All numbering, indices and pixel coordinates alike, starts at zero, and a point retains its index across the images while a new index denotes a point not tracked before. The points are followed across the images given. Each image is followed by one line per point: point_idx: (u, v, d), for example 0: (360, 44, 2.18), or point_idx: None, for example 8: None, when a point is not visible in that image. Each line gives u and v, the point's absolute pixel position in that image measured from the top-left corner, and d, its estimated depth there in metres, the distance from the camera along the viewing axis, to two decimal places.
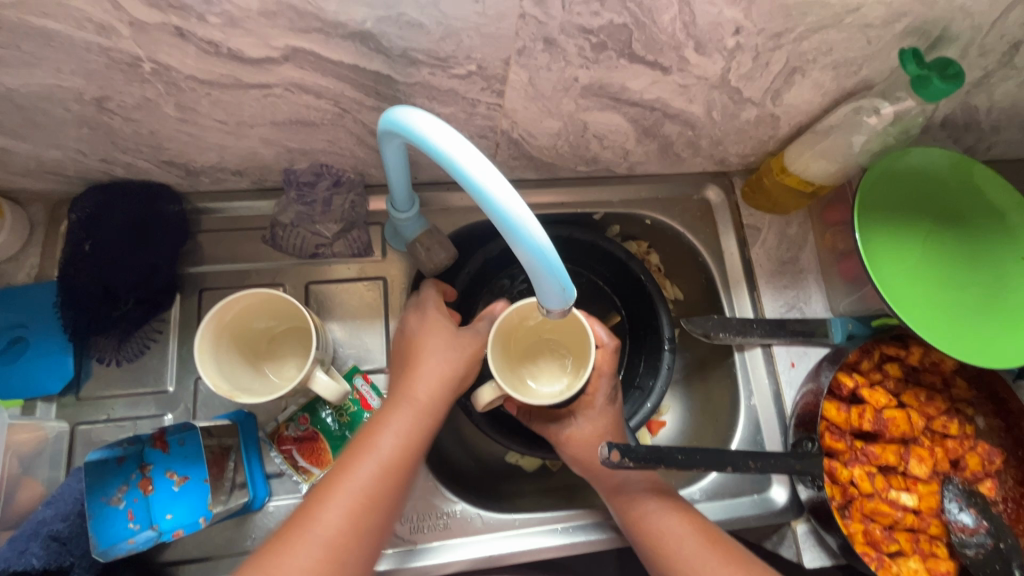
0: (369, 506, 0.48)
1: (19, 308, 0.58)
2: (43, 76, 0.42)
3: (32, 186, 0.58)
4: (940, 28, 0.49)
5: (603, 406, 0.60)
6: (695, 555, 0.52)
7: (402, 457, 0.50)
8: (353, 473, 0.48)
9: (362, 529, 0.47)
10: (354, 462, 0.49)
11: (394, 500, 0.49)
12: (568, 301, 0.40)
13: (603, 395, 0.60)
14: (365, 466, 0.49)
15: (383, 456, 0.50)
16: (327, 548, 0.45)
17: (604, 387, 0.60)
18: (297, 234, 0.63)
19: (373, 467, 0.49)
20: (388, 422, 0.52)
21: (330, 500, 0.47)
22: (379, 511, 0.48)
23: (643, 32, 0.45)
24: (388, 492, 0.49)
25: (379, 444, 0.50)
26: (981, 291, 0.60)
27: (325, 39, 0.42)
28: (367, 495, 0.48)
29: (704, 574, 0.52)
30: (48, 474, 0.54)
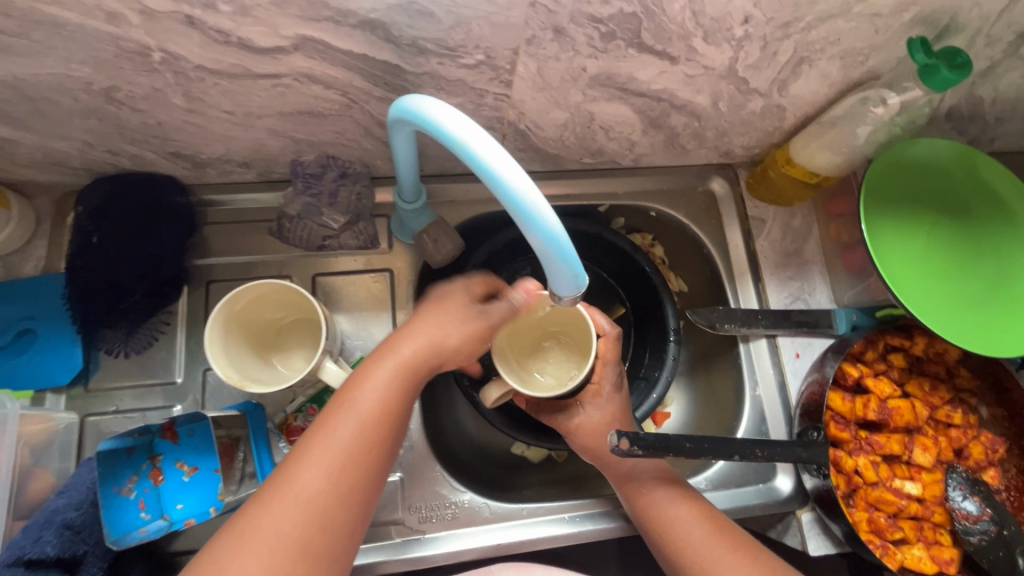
0: (347, 466, 0.44)
1: (26, 300, 0.58)
2: (52, 65, 0.42)
3: (38, 178, 0.58)
4: (947, 17, 0.50)
5: (609, 393, 0.60)
6: (703, 543, 0.52)
7: (382, 415, 0.46)
8: (328, 432, 0.44)
9: (340, 491, 0.43)
10: (330, 421, 0.45)
11: (377, 461, 0.45)
12: (580, 288, 0.40)
13: (609, 383, 0.60)
14: (342, 424, 0.45)
15: (360, 413, 0.46)
16: (302, 512, 0.42)
17: (610, 374, 0.60)
18: (303, 226, 0.62)
19: (349, 425, 0.45)
20: (369, 375, 0.47)
21: (303, 461, 0.44)
22: (358, 474, 0.44)
23: (652, 21, 0.45)
24: (370, 452, 0.45)
25: (356, 401, 0.46)
26: (986, 281, 0.60)
27: (335, 28, 0.42)
28: (345, 454, 0.44)
29: (712, 563, 0.52)
30: (58, 465, 0.54)
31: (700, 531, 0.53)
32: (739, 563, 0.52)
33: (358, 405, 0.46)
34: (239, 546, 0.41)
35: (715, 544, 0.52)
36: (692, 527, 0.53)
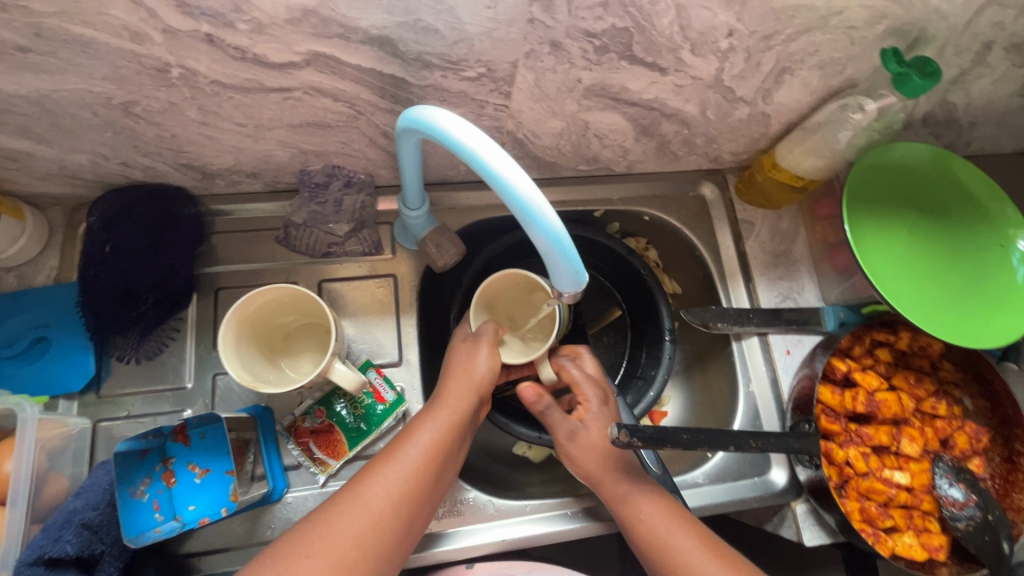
0: (406, 490, 0.50)
1: (39, 309, 0.59)
2: (75, 81, 0.44)
3: (52, 191, 0.60)
4: (918, 29, 0.53)
5: (598, 410, 0.62)
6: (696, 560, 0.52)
7: (439, 447, 0.53)
8: (393, 457, 0.52)
9: (397, 511, 0.49)
10: (396, 448, 0.53)
11: (430, 490, 0.52)
12: (580, 285, 0.42)
13: (595, 400, 0.62)
14: (406, 451, 0.52)
15: (424, 442, 0.53)
16: (364, 522, 0.48)
17: (589, 391, 0.62)
18: (309, 233, 0.65)
19: (413, 452, 0.52)
20: (428, 415, 0.55)
21: (372, 478, 0.50)
22: (414, 498, 0.50)
23: (642, 35, 0.48)
24: (426, 479, 0.51)
25: (420, 432, 0.53)
26: (964, 278, 0.63)
27: (345, 44, 0.44)
28: (407, 478, 0.51)
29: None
30: (71, 470, 0.55)
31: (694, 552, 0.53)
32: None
33: (420, 437, 0.53)
34: (305, 546, 0.45)
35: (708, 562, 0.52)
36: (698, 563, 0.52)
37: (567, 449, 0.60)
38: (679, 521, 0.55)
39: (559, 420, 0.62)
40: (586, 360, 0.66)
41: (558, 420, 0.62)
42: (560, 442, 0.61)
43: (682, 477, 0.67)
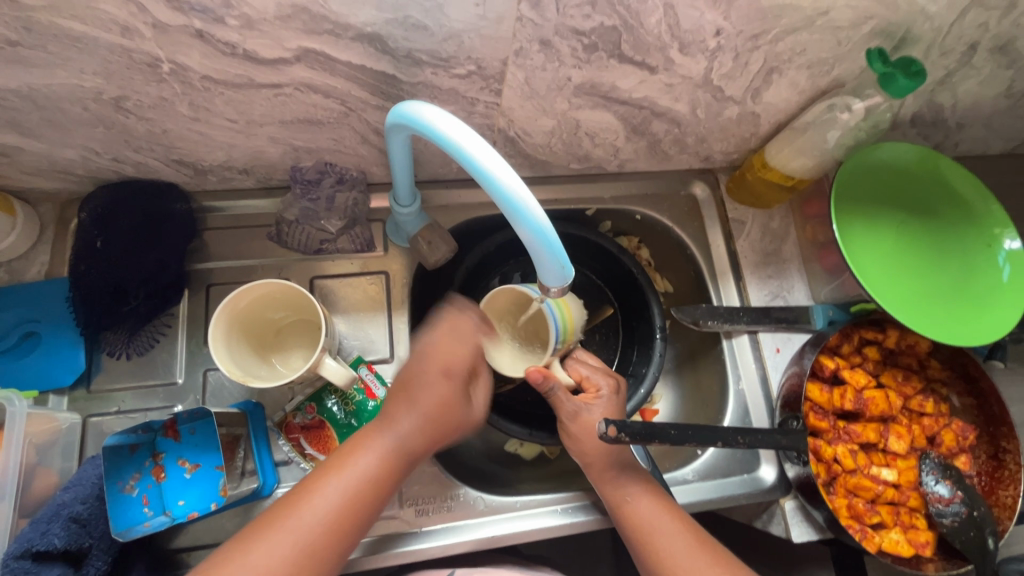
0: (331, 524, 0.48)
1: (29, 304, 0.59)
2: (65, 76, 0.44)
3: (43, 186, 0.60)
4: (903, 29, 0.53)
5: (608, 396, 0.61)
6: (686, 557, 0.52)
7: (373, 477, 0.51)
8: (320, 487, 0.49)
9: (319, 547, 0.47)
10: (328, 474, 0.50)
11: (361, 523, 0.50)
12: (567, 280, 0.42)
13: (608, 389, 0.62)
14: (336, 481, 0.50)
15: (357, 473, 0.50)
16: (281, 557, 0.46)
17: (602, 381, 0.62)
18: (302, 231, 0.65)
19: (343, 483, 0.49)
20: (368, 441, 0.52)
21: (296, 509, 0.48)
22: (338, 533, 0.48)
23: (631, 34, 0.49)
24: (356, 511, 0.49)
25: (355, 460, 0.51)
26: (948, 278, 0.64)
27: (335, 40, 0.45)
28: (334, 511, 0.48)
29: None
30: (61, 465, 0.55)
31: (684, 548, 0.53)
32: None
33: (355, 465, 0.50)
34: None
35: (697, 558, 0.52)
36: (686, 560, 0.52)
37: (567, 427, 0.60)
38: (673, 516, 0.55)
39: (565, 399, 0.60)
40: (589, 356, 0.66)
41: (563, 399, 0.60)
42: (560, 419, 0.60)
43: (671, 473, 0.68)
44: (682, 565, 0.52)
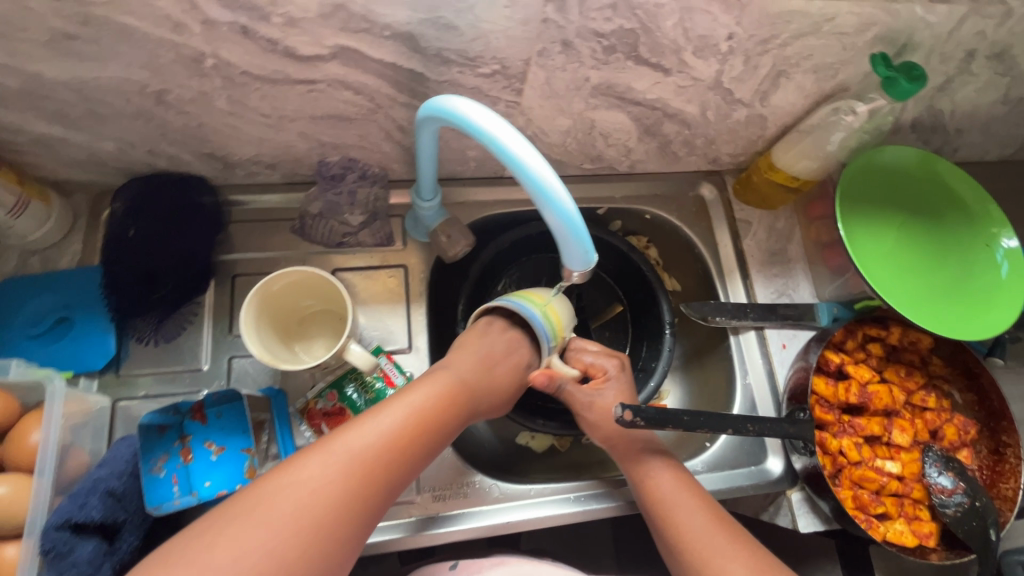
0: (388, 448, 0.47)
1: (62, 291, 0.61)
2: (114, 69, 0.47)
3: (78, 178, 0.62)
4: (904, 36, 0.56)
5: (617, 377, 0.63)
6: (705, 533, 0.53)
7: (430, 412, 0.50)
8: (377, 412, 0.49)
9: (376, 468, 0.46)
10: (384, 406, 0.50)
11: (414, 457, 0.48)
12: (589, 264, 0.45)
13: (615, 369, 0.63)
14: (393, 410, 0.49)
15: (414, 404, 0.50)
16: (334, 473, 0.44)
17: (608, 363, 0.64)
18: (324, 224, 0.67)
19: (399, 412, 0.49)
20: (422, 380, 0.53)
21: (350, 429, 0.47)
22: (395, 458, 0.47)
23: (648, 37, 0.51)
24: (411, 442, 0.48)
25: (411, 394, 0.51)
26: (950, 276, 0.66)
27: (370, 39, 0.47)
28: (390, 435, 0.47)
29: (714, 551, 0.52)
30: (91, 446, 0.57)
31: (703, 524, 0.54)
32: (738, 552, 0.52)
33: (411, 398, 0.51)
34: (273, 493, 0.42)
35: (715, 533, 0.53)
36: (702, 536, 0.53)
37: (584, 418, 0.62)
38: (693, 493, 0.56)
39: (577, 392, 0.62)
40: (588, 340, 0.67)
41: (575, 393, 0.61)
42: (577, 411, 0.62)
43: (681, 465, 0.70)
44: (701, 539, 0.53)
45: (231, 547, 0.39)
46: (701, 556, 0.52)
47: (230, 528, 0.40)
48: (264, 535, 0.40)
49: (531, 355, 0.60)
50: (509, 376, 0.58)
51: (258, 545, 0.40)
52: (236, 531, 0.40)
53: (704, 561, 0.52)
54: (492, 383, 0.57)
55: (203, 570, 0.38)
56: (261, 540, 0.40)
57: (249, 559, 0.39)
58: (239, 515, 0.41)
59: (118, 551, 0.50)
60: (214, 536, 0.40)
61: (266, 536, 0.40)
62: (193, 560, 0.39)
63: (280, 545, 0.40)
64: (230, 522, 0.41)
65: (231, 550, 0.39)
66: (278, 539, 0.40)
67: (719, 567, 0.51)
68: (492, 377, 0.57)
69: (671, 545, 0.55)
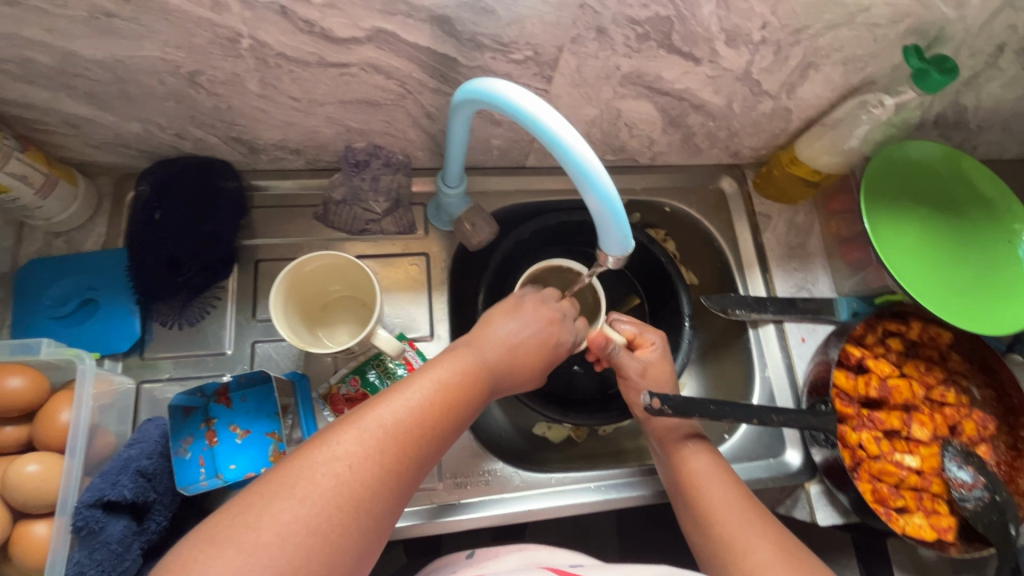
0: (420, 422, 0.46)
1: (87, 272, 0.61)
2: (150, 48, 0.47)
3: (103, 160, 0.62)
4: (936, 29, 0.56)
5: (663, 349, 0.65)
6: (732, 507, 0.54)
7: (458, 386, 0.50)
8: (403, 386, 0.48)
9: (407, 439, 0.45)
10: (409, 382, 0.49)
11: (444, 431, 0.48)
12: (627, 248, 0.46)
13: (661, 342, 0.65)
14: (420, 385, 0.48)
15: (440, 379, 0.50)
16: (371, 447, 0.43)
17: (655, 335, 0.65)
18: (348, 211, 0.67)
19: (427, 387, 0.49)
20: (444, 357, 0.53)
21: (380, 404, 0.46)
22: (425, 430, 0.46)
23: (682, 25, 0.52)
24: (440, 416, 0.48)
25: (436, 369, 0.50)
26: (973, 271, 0.66)
27: (406, 22, 0.47)
28: (420, 409, 0.47)
29: (741, 526, 0.53)
30: (117, 427, 0.57)
31: (729, 500, 0.55)
32: (766, 528, 0.53)
33: (437, 373, 0.50)
34: (311, 470, 0.41)
35: (742, 509, 0.54)
36: (731, 509, 0.54)
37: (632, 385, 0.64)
38: (718, 467, 0.58)
39: (626, 359, 0.64)
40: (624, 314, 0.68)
41: (626, 358, 0.64)
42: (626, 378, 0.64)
43: None
44: (726, 513, 0.54)
45: (276, 526, 0.37)
46: (729, 529, 0.53)
47: (272, 506, 0.38)
48: (308, 513, 0.38)
49: (564, 334, 0.60)
50: (533, 357, 0.57)
51: (303, 523, 0.38)
52: (278, 510, 0.38)
53: (731, 534, 0.52)
54: (520, 361, 0.56)
55: (248, 552, 0.36)
56: (305, 517, 0.38)
57: (295, 538, 0.37)
58: (281, 493, 0.39)
59: (147, 530, 0.50)
60: (256, 516, 0.38)
61: (311, 513, 0.38)
62: (237, 541, 0.36)
63: (325, 521, 0.39)
64: (271, 502, 0.39)
65: (277, 529, 0.37)
66: (321, 515, 0.39)
67: (748, 541, 0.51)
68: (517, 357, 0.56)
69: (697, 520, 0.55)
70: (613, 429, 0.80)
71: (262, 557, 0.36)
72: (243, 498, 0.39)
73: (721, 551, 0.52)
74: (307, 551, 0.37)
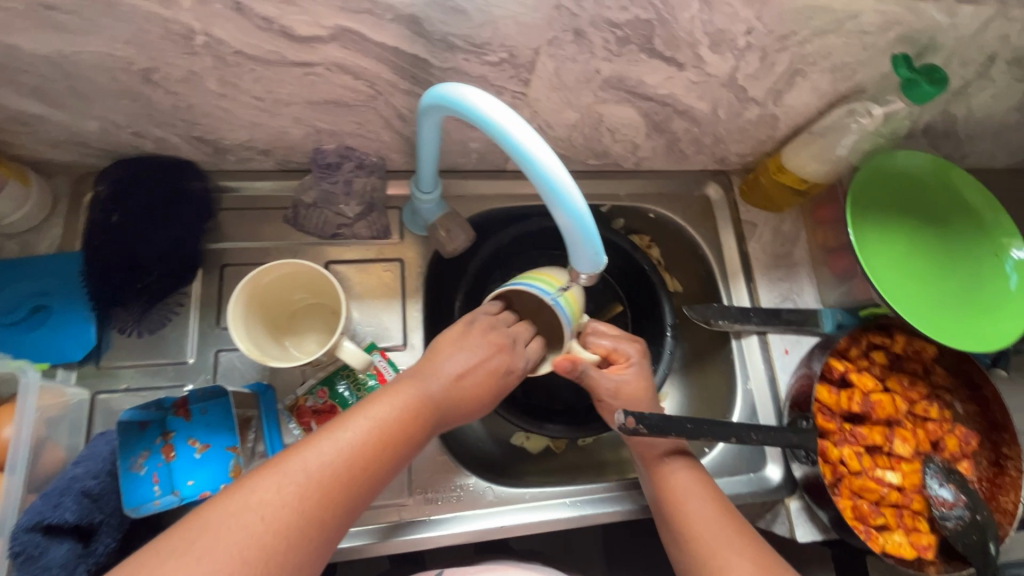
0: (348, 466, 0.44)
1: (41, 277, 0.58)
2: (97, 44, 0.44)
3: (59, 158, 0.59)
4: (926, 37, 0.55)
5: (642, 363, 0.63)
6: (710, 524, 0.53)
7: (396, 425, 0.47)
8: (334, 426, 0.45)
9: (332, 485, 0.42)
10: (346, 419, 0.46)
11: (377, 474, 0.45)
12: (598, 266, 0.45)
13: (638, 354, 0.63)
14: (355, 424, 0.46)
15: (378, 417, 0.47)
16: (289, 496, 0.41)
17: (632, 349, 0.63)
18: (319, 214, 0.64)
19: (362, 426, 0.46)
20: (386, 391, 0.50)
21: (308, 446, 0.44)
22: (353, 475, 0.44)
23: (664, 29, 0.49)
24: (373, 458, 0.45)
25: (376, 406, 0.48)
26: (959, 286, 0.65)
27: (373, 21, 0.45)
28: (350, 452, 0.44)
29: (720, 544, 0.52)
30: (68, 441, 0.54)
31: (708, 515, 0.54)
32: (745, 548, 0.51)
33: (375, 410, 0.47)
34: (218, 521, 0.38)
35: (721, 525, 0.53)
36: (710, 526, 0.53)
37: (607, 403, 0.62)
38: (697, 478, 0.57)
39: (600, 377, 0.61)
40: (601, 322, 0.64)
41: (601, 378, 0.61)
42: (600, 397, 0.62)
43: None
44: (707, 530, 0.53)
45: None
46: (707, 547, 0.52)
47: (169, 563, 0.36)
48: (205, 571, 0.36)
49: (512, 361, 0.56)
50: (480, 387, 0.54)
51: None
52: (177, 566, 0.36)
53: (708, 551, 0.51)
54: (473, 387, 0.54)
55: None
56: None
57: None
58: (185, 545, 0.37)
59: (94, 552, 0.48)
60: (151, 572, 0.36)
61: (208, 572, 0.36)
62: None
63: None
64: (169, 558, 0.36)
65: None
66: (223, 573, 0.37)
67: (725, 558, 0.51)
68: (463, 391, 0.53)
69: (677, 537, 0.54)
70: (593, 440, 0.78)
71: None
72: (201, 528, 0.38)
73: (699, 568, 0.51)
74: None
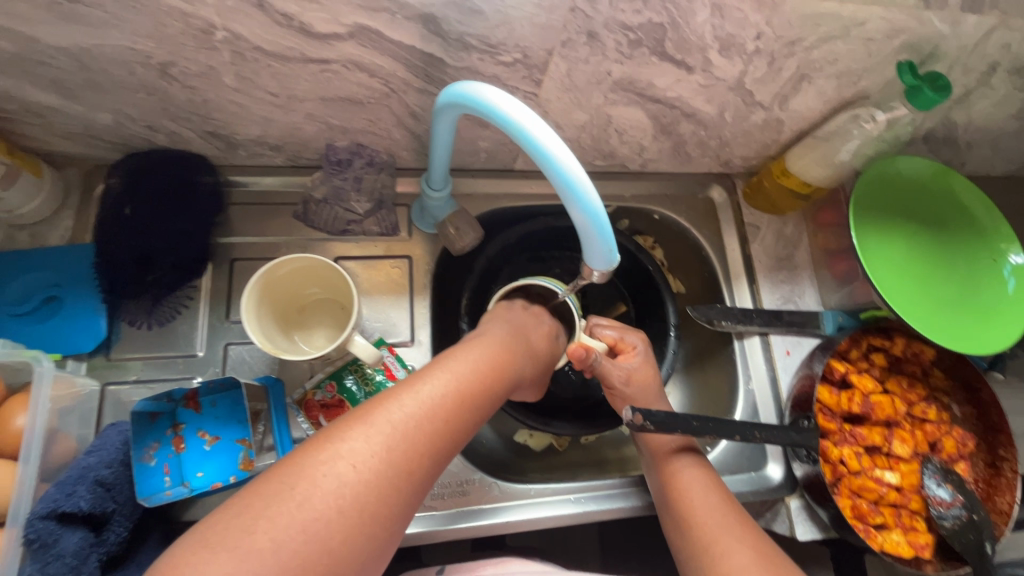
0: (431, 417, 0.44)
1: (52, 268, 0.59)
2: (117, 37, 0.45)
3: (72, 150, 0.60)
4: (930, 46, 0.56)
5: (646, 350, 0.66)
6: (715, 512, 0.54)
7: (470, 381, 0.49)
8: (414, 381, 0.46)
9: (420, 435, 0.42)
10: (422, 376, 0.47)
11: (458, 427, 0.45)
12: (611, 263, 0.46)
13: (643, 344, 0.66)
14: (432, 379, 0.47)
15: (454, 372, 0.48)
16: (378, 445, 0.40)
17: (634, 337, 0.67)
18: (328, 210, 0.65)
19: (439, 382, 0.47)
20: (456, 353, 0.51)
21: (389, 400, 0.43)
22: (439, 425, 0.44)
23: (676, 32, 0.50)
24: (454, 411, 0.46)
25: (448, 365, 0.49)
26: (958, 288, 0.66)
27: (390, 19, 0.45)
28: (431, 404, 0.44)
29: (722, 530, 0.52)
30: (79, 431, 0.54)
31: (711, 504, 0.55)
32: (747, 534, 0.52)
33: (449, 368, 0.49)
34: (312, 471, 0.38)
35: (724, 513, 0.54)
36: (712, 514, 0.54)
37: (620, 391, 0.64)
38: (699, 467, 0.58)
39: (610, 364, 0.63)
40: (603, 319, 0.70)
41: (611, 366, 0.63)
42: (613, 384, 0.64)
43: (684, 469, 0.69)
44: (708, 518, 0.54)
45: (270, 532, 0.34)
46: (710, 534, 0.52)
47: (268, 511, 0.35)
48: (308, 517, 0.36)
49: (558, 327, 0.65)
50: (541, 346, 0.61)
51: (300, 528, 0.35)
52: (276, 513, 0.35)
53: (710, 535, 0.52)
54: (532, 350, 0.59)
55: (240, 556, 0.33)
56: (305, 522, 0.35)
57: (291, 545, 0.35)
58: (277, 496, 0.36)
59: (106, 541, 0.49)
60: (250, 520, 0.35)
61: (311, 516, 0.36)
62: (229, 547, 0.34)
63: (325, 527, 0.36)
64: (267, 505, 0.36)
65: (274, 534, 0.34)
66: (324, 519, 0.36)
67: (727, 544, 0.51)
68: (521, 356, 0.57)
69: (679, 526, 0.55)
70: (596, 439, 0.79)
71: (252, 569, 0.33)
72: (244, 496, 0.37)
73: (701, 552, 0.52)
74: (304, 558, 0.34)
